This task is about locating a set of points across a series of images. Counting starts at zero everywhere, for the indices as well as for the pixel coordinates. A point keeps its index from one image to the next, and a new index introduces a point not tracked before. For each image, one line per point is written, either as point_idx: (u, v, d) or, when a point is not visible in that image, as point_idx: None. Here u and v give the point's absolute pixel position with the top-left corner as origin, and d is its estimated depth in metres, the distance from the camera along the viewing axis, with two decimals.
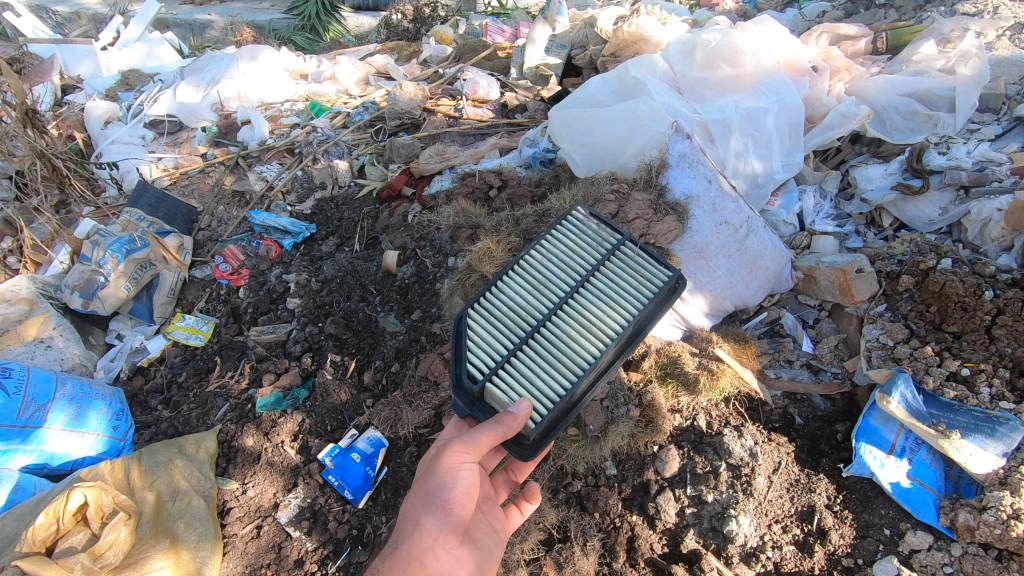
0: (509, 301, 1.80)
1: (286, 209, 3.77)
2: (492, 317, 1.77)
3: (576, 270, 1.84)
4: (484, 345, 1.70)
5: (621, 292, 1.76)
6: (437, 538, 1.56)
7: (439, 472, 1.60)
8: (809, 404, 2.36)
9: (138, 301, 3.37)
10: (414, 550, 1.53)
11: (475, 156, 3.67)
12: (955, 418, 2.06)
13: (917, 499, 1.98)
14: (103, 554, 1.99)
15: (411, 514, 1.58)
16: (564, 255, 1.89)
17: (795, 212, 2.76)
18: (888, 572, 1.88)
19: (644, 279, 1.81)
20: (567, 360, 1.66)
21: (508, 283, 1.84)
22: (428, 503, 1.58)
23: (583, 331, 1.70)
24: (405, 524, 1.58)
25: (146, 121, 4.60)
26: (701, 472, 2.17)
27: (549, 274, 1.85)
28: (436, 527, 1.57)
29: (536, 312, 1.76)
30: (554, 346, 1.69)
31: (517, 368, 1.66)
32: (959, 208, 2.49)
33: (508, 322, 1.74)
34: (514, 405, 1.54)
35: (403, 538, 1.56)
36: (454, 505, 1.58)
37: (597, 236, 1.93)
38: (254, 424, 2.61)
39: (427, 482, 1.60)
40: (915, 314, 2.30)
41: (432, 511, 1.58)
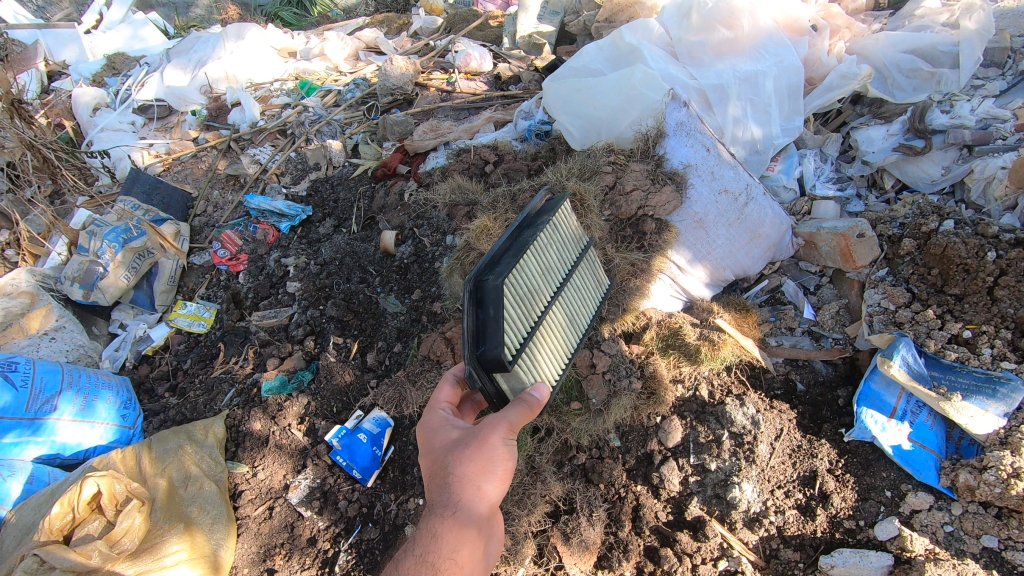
0: (530, 279, 1.57)
1: (281, 191, 3.73)
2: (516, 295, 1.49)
3: (565, 262, 1.80)
4: (516, 326, 1.47)
5: (586, 293, 1.90)
6: (491, 504, 1.52)
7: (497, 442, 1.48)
8: (811, 370, 2.36)
9: (139, 290, 3.37)
10: (474, 518, 1.48)
11: (469, 131, 3.60)
12: (956, 380, 2.07)
13: (918, 461, 1.99)
14: (120, 541, 2.03)
15: (469, 482, 1.47)
16: (558, 240, 1.76)
17: (795, 177, 2.73)
18: (889, 532, 1.91)
19: (594, 282, 1.98)
20: (555, 349, 1.72)
21: (531, 251, 1.58)
22: (487, 472, 1.49)
23: (566, 324, 1.77)
24: (463, 492, 1.47)
25: (135, 107, 4.53)
26: (703, 441, 2.18)
27: (553, 256, 1.71)
28: (492, 495, 1.51)
29: (545, 296, 1.65)
30: (551, 335, 1.67)
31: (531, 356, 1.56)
32: (963, 167, 2.44)
33: (529, 305, 1.56)
34: (536, 390, 1.49)
35: (460, 506, 1.47)
36: (509, 474, 1.53)
37: (578, 224, 1.89)
38: (260, 408, 2.64)
39: (486, 454, 1.47)
40: (916, 277, 2.29)
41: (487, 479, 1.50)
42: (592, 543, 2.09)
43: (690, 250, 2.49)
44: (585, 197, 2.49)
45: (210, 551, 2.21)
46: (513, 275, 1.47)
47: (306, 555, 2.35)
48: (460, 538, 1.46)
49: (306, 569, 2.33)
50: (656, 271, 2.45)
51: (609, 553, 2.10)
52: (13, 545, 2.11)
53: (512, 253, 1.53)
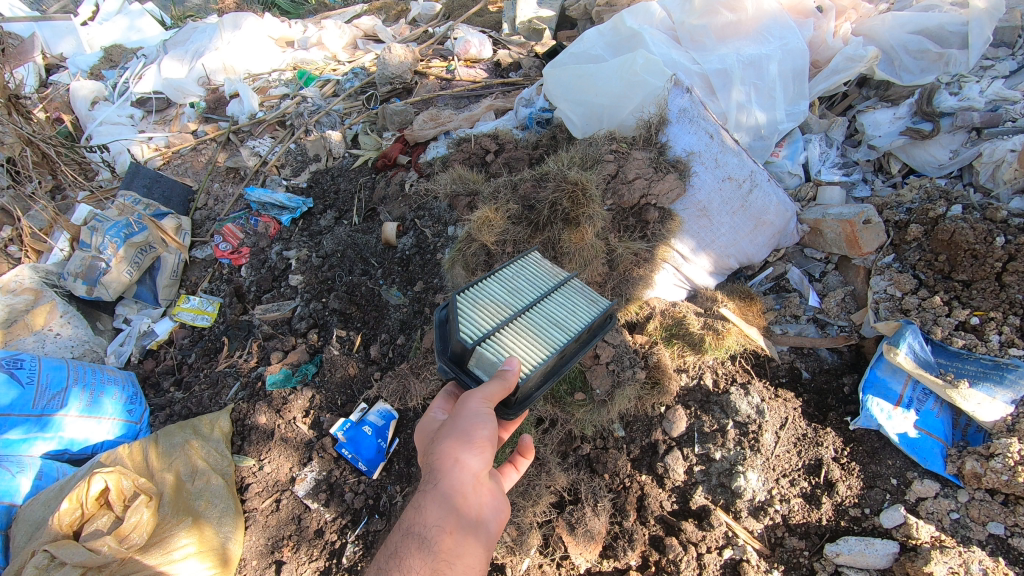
0: (495, 291, 1.63)
1: (282, 183, 3.71)
2: (478, 305, 1.57)
3: (545, 280, 1.74)
4: (479, 319, 1.52)
5: (582, 304, 1.68)
6: (475, 474, 1.48)
7: (467, 412, 1.42)
8: (816, 358, 2.35)
9: (142, 285, 3.37)
10: (456, 488, 1.46)
11: (470, 119, 3.56)
12: (963, 366, 2.05)
13: (924, 449, 1.99)
14: (129, 536, 2.06)
15: (449, 456, 1.44)
16: (530, 274, 1.76)
17: (800, 163, 2.70)
18: (895, 520, 1.90)
19: (599, 299, 1.75)
20: (540, 339, 1.52)
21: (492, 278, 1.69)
22: (466, 446, 1.44)
23: (554, 322, 1.59)
24: (442, 465, 1.46)
25: (133, 100, 4.50)
26: (708, 430, 2.18)
27: (525, 279, 1.73)
28: (476, 466, 1.46)
29: (515, 305, 1.59)
30: (533, 331, 1.54)
31: (506, 342, 1.48)
32: (971, 150, 2.40)
33: (496, 306, 1.58)
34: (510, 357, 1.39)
35: (443, 477, 1.45)
36: (488, 444, 1.46)
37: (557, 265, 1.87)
38: (265, 402, 2.65)
39: (456, 425, 1.44)
40: (923, 264, 2.26)
41: (470, 450, 1.45)
42: (597, 534, 2.09)
43: (694, 239, 2.47)
44: (586, 186, 2.44)
45: (218, 544, 2.24)
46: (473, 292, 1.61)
47: (314, 546, 2.36)
48: (443, 509, 1.47)
49: (314, 560, 2.34)
50: (659, 260, 2.42)
51: (615, 543, 2.10)
52: (24, 540, 2.13)
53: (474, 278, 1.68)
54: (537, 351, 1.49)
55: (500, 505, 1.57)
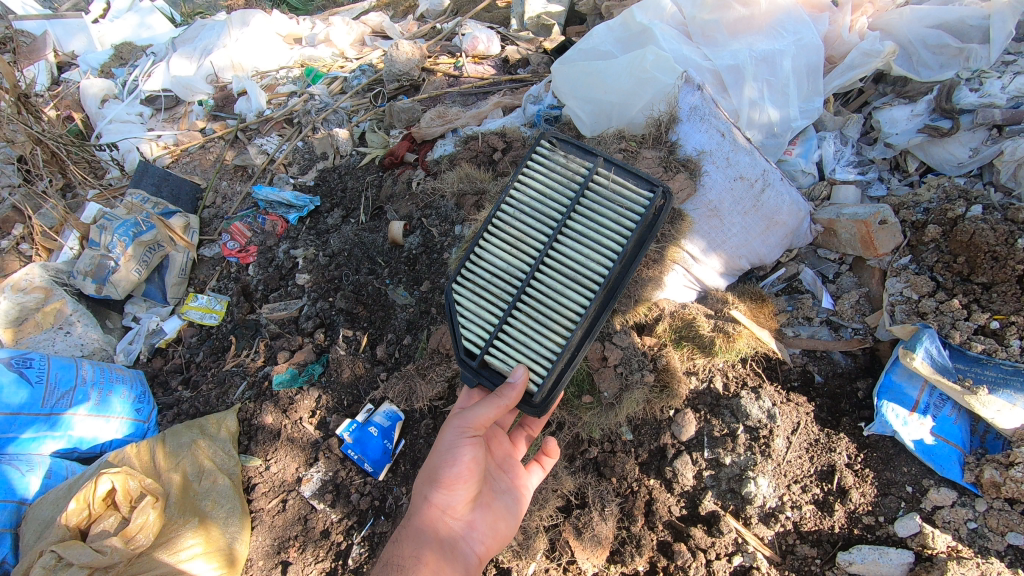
0: (493, 267, 1.84)
1: (289, 181, 3.70)
2: (479, 289, 1.84)
3: (549, 219, 1.81)
4: (477, 320, 1.81)
5: (596, 235, 1.77)
6: (446, 509, 1.75)
7: (440, 449, 1.76)
8: (829, 361, 2.29)
9: (151, 283, 3.36)
10: (427, 521, 1.73)
11: (478, 117, 3.53)
12: (982, 372, 2.00)
13: (941, 456, 1.94)
14: (134, 537, 2.06)
15: (421, 492, 1.76)
16: (535, 202, 1.85)
17: (814, 161, 2.64)
18: (909, 529, 1.87)
19: (623, 212, 1.79)
20: (555, 313, 1.75)
21: (487, 245, 1.85)
22: (434, 483, 1.75)
23: (568, 282, 1.75)
24: (418, 499, 1.77)
25: (142, 98, 4.48)
26: (718, 435, 2.14)
27: (526, 227, 1.83)
28: (444, 500, 1.74)
29: (519, 270, 1.80)
30: (544, 303, 1.76)
31: (517, 329, 1.77)
32: (992, 148, 2.34)
33: (494, 291, 1.81)
34: (510, 376, 1.68)
35: (417, 510, 1.76)
36: (455, 481, 1.75)
37: (567, 171, 1.87)
38: (272, 402, 2.64)
39: (433, 461, 1.77)
40: (941, 266, 2.20)
41: (439, 488, 1.75)
42: (604, 538, 2.07)
43: (705, 239, 2.41)
44: None
45: (225, 545, 2.25)
46: (468, 278, 1.86)
47: (320, 547, 2.36)
48: (420, 539, 1.72)
49: (320, 561, 2.34)
50: (670, 261, 2.37)
51: (622, 548, 2.09)
52: (33, 539, 2.14)
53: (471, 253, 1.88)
54: (548, 325, 1.75)
55: (478, 535, 1.80)
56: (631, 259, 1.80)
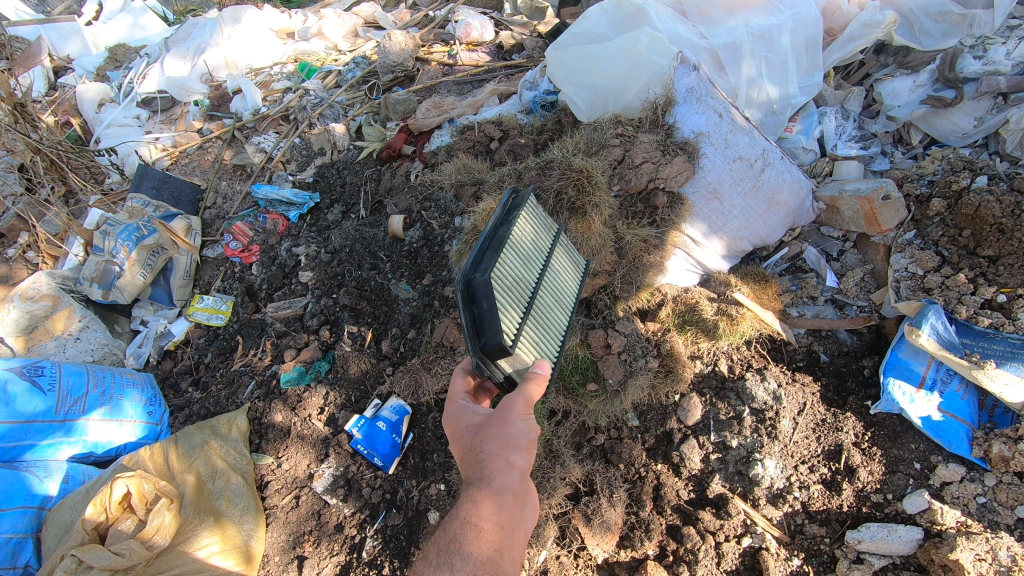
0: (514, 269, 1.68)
1: (288, 179, 3.69)
2: (505, 283, 1.62)
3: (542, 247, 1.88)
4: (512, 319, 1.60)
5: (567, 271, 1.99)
6: (519, 475, 1.62)
7: (515, 417, 1.60)
8: (834, 340, 2.28)
9: (156, 286, 3.38)
10: (507, 488, 1.58)
11: (474, 105, 3.50)
12: (990, 346, 1.97)
13: (949, 432, 1.93)
14: (152, 538, 2.10)
15: (498, 456, 1.60)
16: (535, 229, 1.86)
17: (815, 137, 2.59)
18: (918, 506, 1.86)
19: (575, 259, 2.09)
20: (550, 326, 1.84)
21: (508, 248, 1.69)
22: (512, 447, 1.61)
23: (556, 302, 1.88)
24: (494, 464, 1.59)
25: (138, 100, 4.48)
26: (724, 418, 2.14)
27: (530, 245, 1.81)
28: (520, 465, 1.61)
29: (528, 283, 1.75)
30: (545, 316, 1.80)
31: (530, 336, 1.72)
32: (997, 117, 2.29)
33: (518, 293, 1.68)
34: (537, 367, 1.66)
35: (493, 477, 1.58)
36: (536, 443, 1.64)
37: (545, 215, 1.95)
38: (281, 400, 2.67)
39: (508, 428, 1.60)
40: (947, 240, 2.17)
41: (515, 452, 1.61)
42: (613, 524, 2.08)
43: (705, 222, 2.39)
44: (592, 174, 2.42)
45: (241, 542, 2.29)
46: (496, 269, 1.60)
47: (334, 541, 2.40)
48: (500, 504, 1.57)
49: (335, 555, 2.38)
50: (671, 246, 2.34)
51: (632, 533, 2.10)
52: (54, 543, 2.18)
53: (493, 248, 1.65)
54: (547, 339, 1.78)
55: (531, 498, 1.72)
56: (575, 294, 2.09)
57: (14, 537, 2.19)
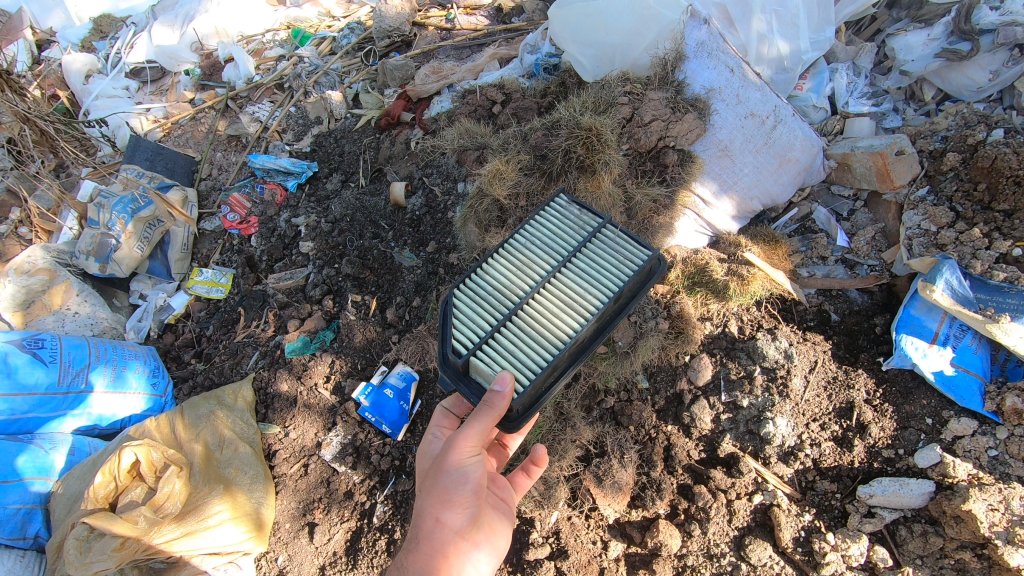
0: (493, 280, 1.67)
1: (285, 149, 3.62)
2: (477, 295, 1.65)
3: (559, 251, 1.71)
4: (460, 328, 1.58)
5: (604, 270, 1.65)
6: (455, 531, 1.58)
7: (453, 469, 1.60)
8: (845, 299, 2.26)
9: (154, 259, 3.32)
10: (436, 545, 1.54)
11: (474, 70, 3.41)
12: (1004, 301, 1.96)
13: (962, 386, 1.93)
14: (163, 505, 2.12)
15: (429, 510, 1.58)
16: (546, 239, 1.76)
17: (826, 95, 2.54)
18: (931, 459, 1.87)
19: (623, 261, 1.69)
20: (543, 333, 1.56)
21: (500, 257, 1.72)
22: (445, 499, 1.58)
23: (566, 306, 1.59)
24: (424, 523, 1.58)
25: (127, 71, 4.35)
26: (735, 378, 2.14)
27: (533, 253, 1.71)
28: (455, 520, 1.58)
29: (522, 286, 1.63)
30: (538, 322, 1.58)
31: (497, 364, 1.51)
32: (1014, 69, 2.24)
33: (494, 301, 1.62)
34: (498, 383, 1.42)
35: (424, 533, 1.56)
36: (471, 499, 1.60)
37: (578, 221, 1.81)
38: (286, 369, 2.64)
39: (444, 479, 1.60)
40: (961, 195, 2.14)
41: (448, 507, 1.58)
42: (625, 485, 2.08)
43: (716, 181, 2.35)
44: (601, 132, 2.36)
45: (252, 509, 2.29)
46: (469, 280, 1.69)
47: (344, 508, 2.40)
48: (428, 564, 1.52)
49: (345, 521, 2.38)
50: (680, 206, 2.31)
51: (642, 493, 2.10)
52: (64, 513, 2.18)
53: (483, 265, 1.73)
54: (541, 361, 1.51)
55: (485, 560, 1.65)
56: (618, 310, 1.68)
57: (23, 507, 2.20)
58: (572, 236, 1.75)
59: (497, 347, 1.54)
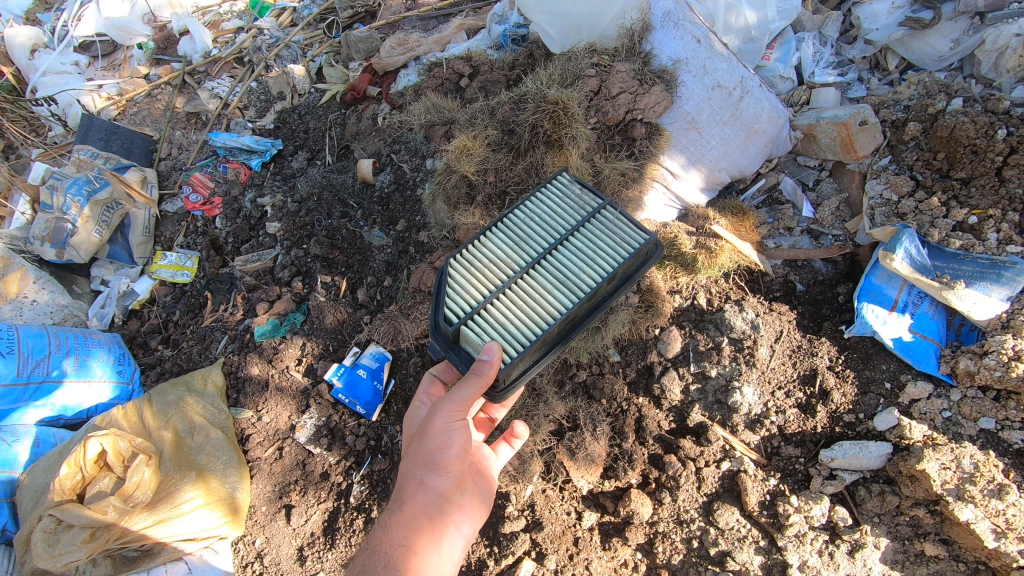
0: (489, 252, 1.67)
1: (248, 126, 3.50)
2: (472, 266, 1.65)
3: (556, 229, 1.70)
4: (455, 296, 1.59)
5: (599, 251, 1.64)
6: (438, 493, 1.64)
7: (436, 433, 1.63)
8: (810, 269, 2.30)
9: (114, 244, 3.20)
10: (419, 506, 1.61)
11: (440, 42, 3.31)
12: (960, 268, 2.01)
13: (919, 351, 1.99)
14: (132, 495, 2.09)
15: (413, 473, 1.62)
16: (543, 217, 1.75)
17: (792, 65, 2.54)
18: (888, 423, 1.93)
19: (620, 243, 1.66)
20: (536, 307, 1.56)
21: (499, 230, 1.73)
22: (430, 464, 1.62)
23: (560, 283, 1.59)
24: (408, 486, 1.63)
25: (76, 45, 4.11)
26: (703, 349, 2.17)
27: (531, 231, 1.71)
28: (438, 484, 1.63)
29: (517, 262, 1.64)
30: (531, 297, 1.58)
31: (486, 334, 1.53)
32: (973, 38, 2.26)
33: (489, 273, 1.62)
34: (486, 352, 1.44)
35: (408, 495, 1.63)
36: (453, 463, 1.65)
37: (578, 201, 1.78)
38: (256, 353, 2.60)
39: (426, 443, 1.64)
40: (921, 164, 2.17)
41: (433, 470, 1.63)
42: (597, 457, 2.13)
43: (684, 154, 2.35)
44: (568, 105, 2.34)
45: (226, 494, 2.28)
46: (466, 251, 1.69)
47: (321, 489, 2.40)
48: (411, 524, 1.59)
49: (322, 502, 2.39)
50: (649, 178, 2.31)
51: (615, 464, 2.15)
52: (31, 505, 2.15)
53: (479, 237, 1.73)
54: (529, 335, 1.52)
55: (466, 520, 1.72)
56: (611, 289, 1.69)
57: None
58: (570, 215, 1.74)
59: (489, 319, 1.55)
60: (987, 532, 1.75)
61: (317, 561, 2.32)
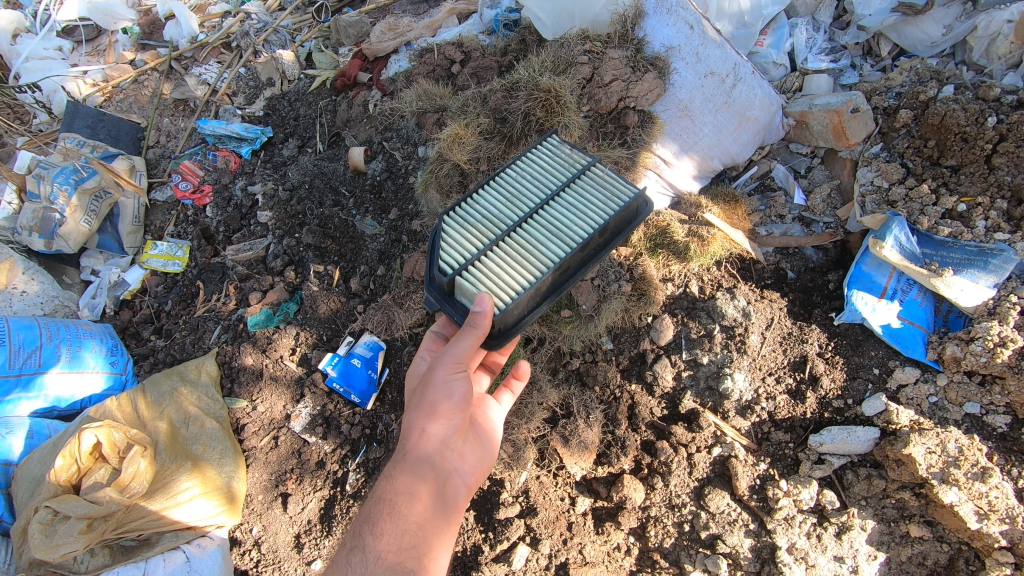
0: (482, 209, 1.65)
1: (237, 113, 3.45)
2: (465, 223, 1.63)
3: (548, 185, 1.68)
4: (447, 250, 1.57)
5: (590, 206, 1.62)
6: (441, 442, 1.66)
7: (436, 384, 1.63)
8: (801, 257, 2.32)
9: (103, 233, 3.17)
10: (422, 455, 1.64)
11: (431, 26, 3.26)
12: (948, 255, 2.03)
13: (907, 338, 2.01)
14: (129, 485, 2.09)
15: (415, 425, 1.63)
16: (534, 173, 1.73)
17: (785, 51, 2.53)
18: (876, 408, 1.97)
19: (611, 198, 1.65)
20: (528, 257, 1.54)
21: (490, 187, 1.70)
22: (431, 415, 1.63)
23: (552, 236, 1.57)
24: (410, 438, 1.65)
25: (58, 31, 3.99)
26: (695, 336, 2.19)
27: (523, 187, 1.69)
28: (439, 433, 1.65)
29: (510, 217, 1.61)
30: (525, 248, 1.56)
31: (479, 282, 1.50)
32: (965, 25, 2.26)
33: (482, 227, 1.60)
34: (478, 303, 1.43)
35: (411, 446, 1.65)
36: (455, 413, 1.65)
37: (568, 159, 1.76)
38: (250, 343, 2.59)
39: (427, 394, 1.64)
40: (912, 151, 2.18)
41: (434, 421, 1.64)
42: (591, 443, 2.16)
43: (676, 142, 2.34)
44: (560, 94, 2.32)
45: (223, 483, 2.31)
46: (459, 207, 1.66)
47: (317, 477, 2.42)
48: (414, 475, 1.62)
49: (319, 490, 2.41)
50: (641, 166, 2.29)
51: (608, 450, 2.19)
52: (27, 497, 2.15)
53: (471, 193, 1.70)
54: (522, 283, 1.51)
55: (468, 468, 1.75)
56: (603, 243, 1.67)
57: None
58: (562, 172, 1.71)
59: (482, 269, 1.53)
60: (970, 514, 1.79)
61: (314, 548, 2.34)
